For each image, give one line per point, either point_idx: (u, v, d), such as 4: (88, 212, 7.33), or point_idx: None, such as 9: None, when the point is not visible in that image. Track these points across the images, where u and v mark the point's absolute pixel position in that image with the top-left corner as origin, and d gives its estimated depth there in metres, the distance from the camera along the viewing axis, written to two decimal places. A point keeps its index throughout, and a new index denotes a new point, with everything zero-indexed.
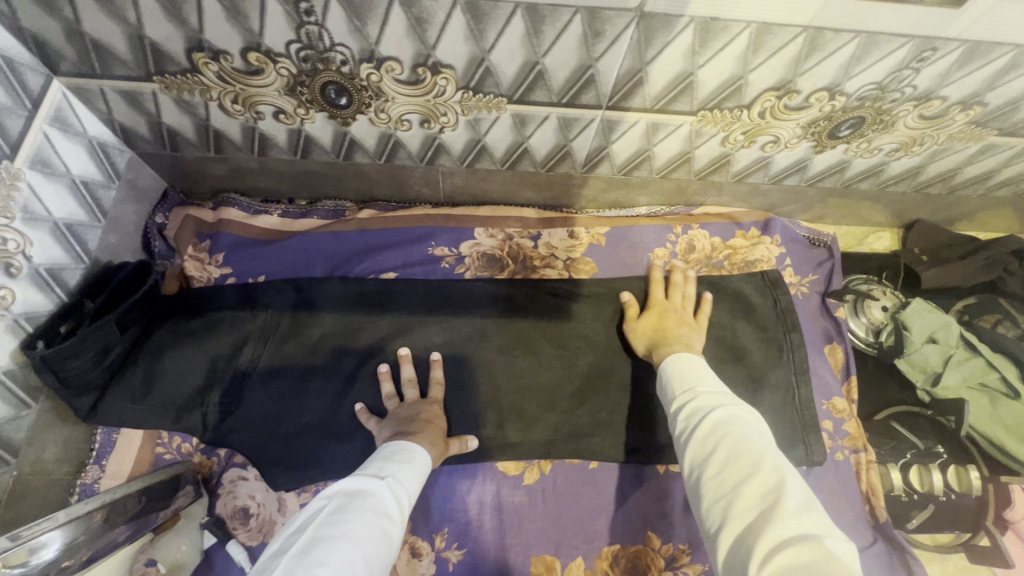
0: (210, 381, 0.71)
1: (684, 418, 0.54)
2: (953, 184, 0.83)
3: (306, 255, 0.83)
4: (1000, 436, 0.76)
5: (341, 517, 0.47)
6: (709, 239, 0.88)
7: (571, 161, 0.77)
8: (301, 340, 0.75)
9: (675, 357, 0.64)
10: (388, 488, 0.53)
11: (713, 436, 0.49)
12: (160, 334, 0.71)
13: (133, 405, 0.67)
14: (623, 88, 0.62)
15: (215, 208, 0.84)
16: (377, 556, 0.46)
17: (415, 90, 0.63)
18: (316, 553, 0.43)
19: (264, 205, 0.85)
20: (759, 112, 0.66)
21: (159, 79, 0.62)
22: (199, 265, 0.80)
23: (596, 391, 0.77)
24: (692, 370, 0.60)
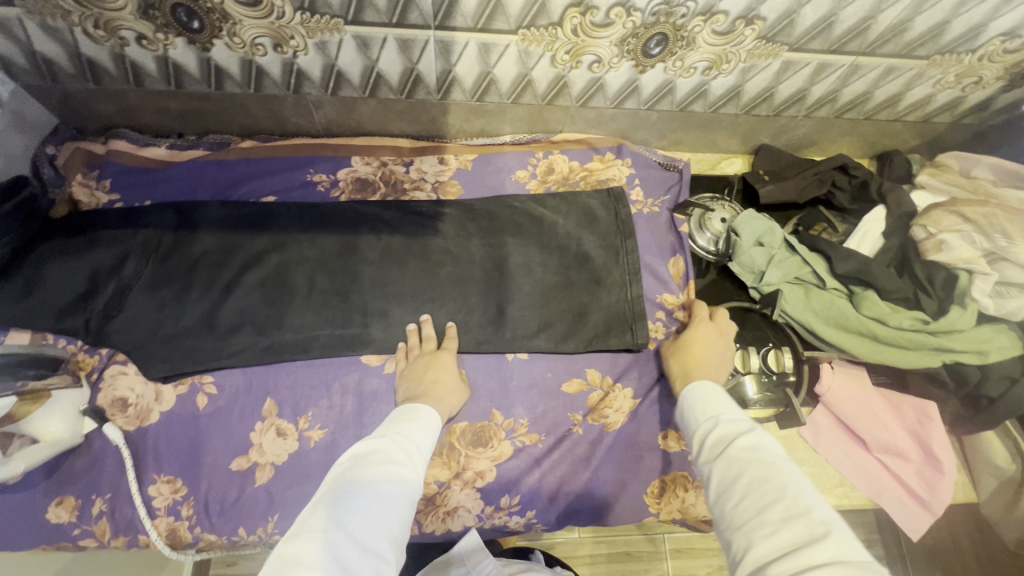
0: (93, 287, 0.78)
1: (710, 447, 0.55)
2: (776, 104, 0.93)
3: (188, 181, 0.89)
4: (809, 320, 0.87)
5: (356, 470, 0.54)
6: (568, 162, 0.96)
7: (425, 87, 0.86)
8: (181, 256, 0.82)
9: (693, 386, 0.65)
10: (398, 438, 0.60)
11: (739, 458, 0.50)
12: (43, 248, 0.78)
13: (16, 304, 0.75)
14: (441, 7, 0.71)
15: (106, 142, 0.91)
16: (392, 498, 0.53)
17: (257, 12, 0.71)
18: (339, 498, 0.50)
19: (153, 139, 0.93)
20: (571, 30, 0.76)
21: (20, 4, 0.69)
22: (88, 192, 0.86)
23: (456, 292, 0.85)
24: (708, 397, 0.62)
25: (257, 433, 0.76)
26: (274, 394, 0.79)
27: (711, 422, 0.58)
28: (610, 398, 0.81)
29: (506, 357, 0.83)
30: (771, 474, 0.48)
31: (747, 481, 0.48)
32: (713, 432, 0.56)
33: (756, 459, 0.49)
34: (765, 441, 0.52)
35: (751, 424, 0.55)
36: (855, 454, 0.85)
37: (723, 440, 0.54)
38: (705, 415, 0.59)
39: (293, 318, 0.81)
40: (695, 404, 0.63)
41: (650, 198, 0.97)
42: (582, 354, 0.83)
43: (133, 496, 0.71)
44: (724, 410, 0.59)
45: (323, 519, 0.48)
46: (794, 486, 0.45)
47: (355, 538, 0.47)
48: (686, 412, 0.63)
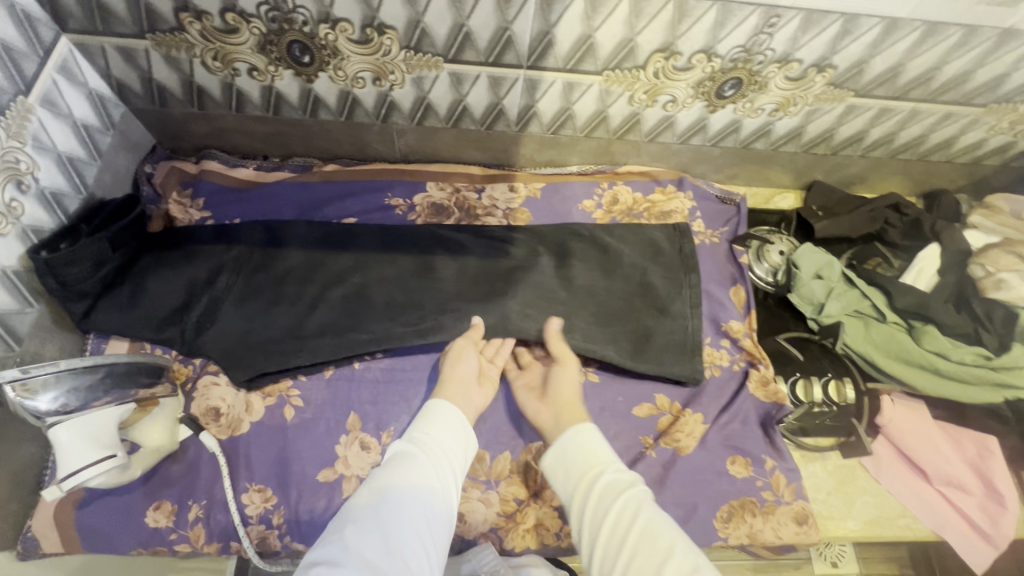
0: (188, 301, 0.80)
1: (595, 504, 0.58)
2: (834, 144, 0.98)
3: (276, 202, 0.94)
4: (869, 352, 0.89)
5: (387, 472, 0.58)
6: (632, 194, 1.01)
7: (505, 119, 0.91)
8: (271, 270, 0.84)
9: (574, 429, 0.67)
10: (422, 441, 0.63)
11: (627, 520, 0.55)
12: (145, 261, 0.81)
13: (123, 314, 0.77)
14: (537, 49, 0.76)
15: (197, 162, 0.95)
16: (413, 500, 0.55)
17: (366, 49, 0.76)
18: (368, 501, 0.54)
19: (241, 160, 0.97)
20: (654, 72, 0.80)
21: (151, 36, 0.74)
22: (184, 210, 0.91)
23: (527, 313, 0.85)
24: (585, 446, 0.65)
25: (342, 446, 0.79)
26: (357, 408, 0.81)
27: (587, 476, 0.61)
28: (682, 421, 0.84)
29: (579, 379, 0.85)
30: (657, 537, 0.53)
31: (635, 542, 0.53)
32: (598, 488, 0.59)
33: (642, 518, 0.54)
34: (649, 501, 0.57)
35: (635, 481, 0.60)
36: (916, 485, 0.87)
37: (613, 495, 0.58)
38: (587, 467, 0.62)
39: (370, 326, 0.82)
40: (576, 451, 0.65)
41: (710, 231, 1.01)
42: (651, 379, 0.86)
43: (228, 503, 0.74)
44: (604, 462, 0.63)
45: (351, 520, 0.52)
46: (678, 551, 0.51)
47: (384, 536, 0.50)
48: (564, 456, 0.65)
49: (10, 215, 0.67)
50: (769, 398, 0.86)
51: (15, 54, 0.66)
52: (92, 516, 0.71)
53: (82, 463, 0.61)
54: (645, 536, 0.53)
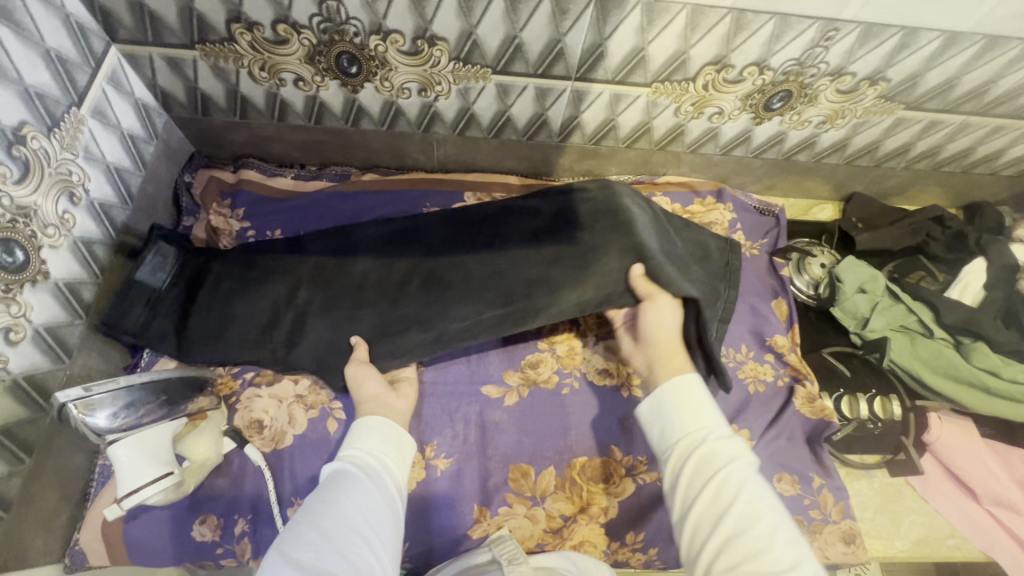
0: (274, 319, 0.79)
1: (691, 469, 0.54)
2: (878, 156, 0.96)
3: (315, 212, 0.93)
4: (917, 369, 0.88)
5: (321, 488, 0.56)
6: (671, 205, 1.00)
7: (548, 130, 0.90)
8: (345, 280, 0.81)
9: (677, 379, 0.62)
10: (353, 452, 0.61)
11: (723, 495, 0.51)
12: (230, 284, 0.80)
13: (214, 341, 0.77)
14: (588, 61, 0.75)
15: (235, 171, 0.95)
16: (352, 510, 0.53)
17: (415, 60, 0.75)
18: (305, 513, 0.52)
19: (279, 169, 0.97)
20: (703, 84, 0.80)
21: (200, 47, 0.74)
22: (224, 219, 0.90)
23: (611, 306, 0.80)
24: (686, 403, 0.59)
25: None
26: None
27: (686, 441, 0.57)
28: None
29: (621, 393, 0.85)
30: (759, 521, 0.49)
31: (732, 519, 0.49)
32: (694, 456, 0.55)
33: (741, 499, 0.50)
34: (750, 477, 0.52)
35: (735, 451, 0.55)
36: (965, 504, 0.86)
37: (709, 464, 0.54)
38: (687, 429, 0.58)
39: (455, 308, 0.77)
40: (674, 407, 0.60)
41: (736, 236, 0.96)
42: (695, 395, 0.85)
43: (273, 517, 0.73)
44: (708, 425, 0.57)
45: (293, 530, 0.50)
46: (778, 541, 0.47)
47: (320, 542, 0.48)
48: (661, 410, 0.61)
49: (63, 227, 0.67)
50: (814, 415, 0.84)
51: (69, 65, 0.66)
52: (139, 530, 0.70)
53: (141, 481, 0.60)
54: (742, 517, 0.49)
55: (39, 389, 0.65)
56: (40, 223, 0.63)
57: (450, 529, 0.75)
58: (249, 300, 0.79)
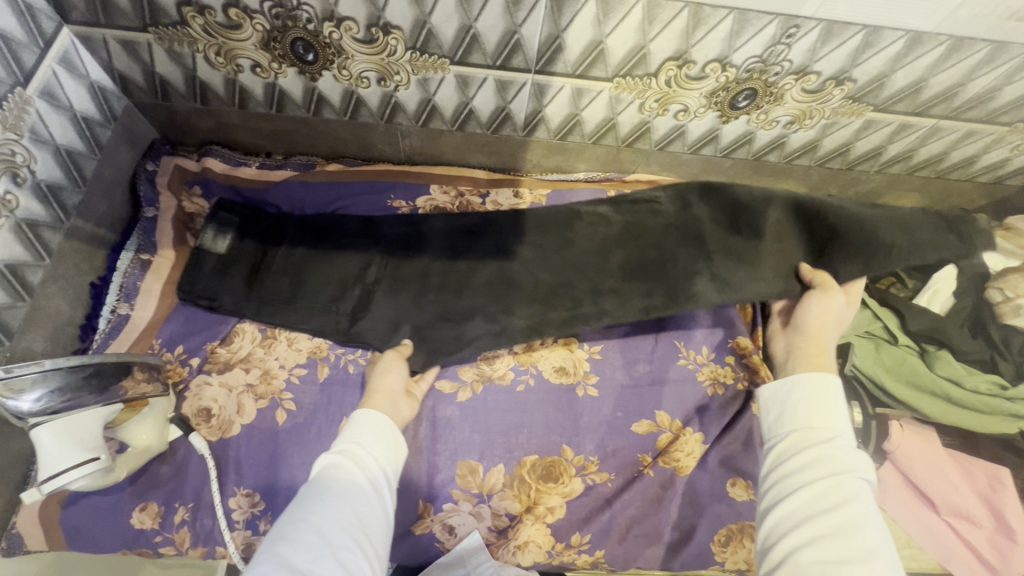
0: (342, 292, 0.83)
1: (804, 459, 0.55)
2: (850, 159, 0.95)
3: (282, 203, 0.92)
4: (880, 377, 0.87)
5: (314, 488, 0.56)
6: (639, 203, 0.99)
7: (512, 124, 0.89)
8: (411, 266, 0.85)
9: (810, 375, 0.62)
10: (346, 448, 0.61)
11: (835, 496, 0.50)
12: (298, 252, 0.85)
13: (288, 305, 0.82)
14: (546, 53, 0.74)
15: (200, 159, 0.92)
16: (348, 512, 0.53)
17: (371, 49, 0.74)
18: (297, 517, 0.52)
19: (244, 158, 0.94)
20: (666, 80, 0.78)
21: (153, 30, 0.73)
22: (191, 208, 0.89)
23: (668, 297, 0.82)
24: (822, 407, 0.59)
25: None
26: (349, 414, 0.80)
27: (811, 440, 0.56)
28: (682, 440, 0.82)
29: (577, 392, 0.83)
30: (860, 532, 0.48)
31: (833, 512, 0.49)
32: (813, 453, 0.55)
33: (851, 505, 0.49)
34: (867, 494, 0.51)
35: (860, 465, 0.53)
36: (922, 514, 0.85)
37: (825, 460, 0.54)
38: (808, 424, 0.58)
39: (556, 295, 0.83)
40: (801, 399, 0.61)
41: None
42: (652, 396, 0.84)
43: (215, 506, 0.73)
44: (834, 428, 0.57)
45: (281, 537, 0.50)
46: (876, 551, 0.46)
47: (314, 545, 0.49)
48: (790, 400, 0.62)
49: (4, 208, 0.66)
50: None
51: (13, 44, 0.65)
52: (78, 516, 0.70)
53: (63, 466, 0.60)
54: (842, 519, 0.49)
55: None
56: None
57: (397, 523, 0.75)
58: (316, 275, 0.84)
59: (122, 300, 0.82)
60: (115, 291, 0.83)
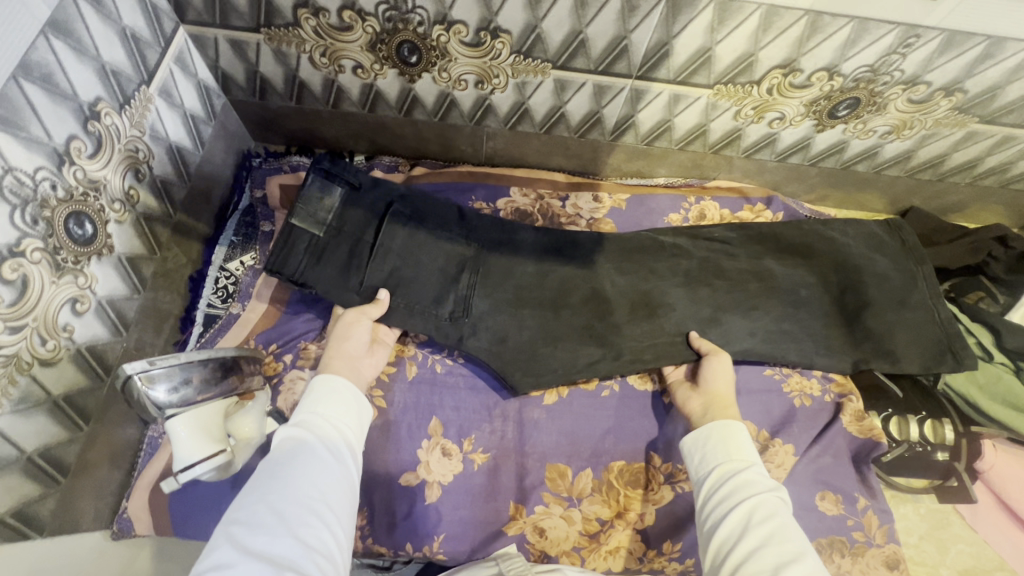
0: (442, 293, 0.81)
1: (726, 493, 0.58)
2: (943, 170, 0.93)
3: None
4: (974, 394, 0.85)
5: (271, 463, 0.53)
6: (719, 210, 0.98)
7: (601, 128, 0.88)
8: (512, 276, 0.85)
9: (728, 421, 0.67)
10: (301, 420, 0.60)
11: (759, 514, 0.54)
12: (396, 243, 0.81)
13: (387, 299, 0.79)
14: (652, 59, 0.74)
15: (292, 171, 0.94)
16: (301, 490, 0.50)
17: (476, 52, 0.75)
18: (251, 498, 0.49)
19: None
20: (768, 88, 0.77)
21: (265, 31, 0.74)
22: None
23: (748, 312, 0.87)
24: (731, 440, 0.64)
25: (424, 450, 0.79)
26: (440, 413, 0.81)
27: (733, 469, 0.61)
28: (772, 452, 0.81)
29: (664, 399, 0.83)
30: (785, 539, 0.51)
31: (764, 532, 0.52)
32: (733, 482, 0.59)
33: (774, 520, 0.53)
34: (788, 514, 0.55)
35: (773, 489, 0.57)
36: (1016, 537, 0.83)
37: (747, 489, 0.58)
38: (726, 460, 0.62)
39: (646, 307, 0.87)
40: (714, 443, 0.65)
41: (785, 240, 0.93)
42: (737, 406, 0.84)
43: None
44: (746, 461, 0.62)
45: (235, 519, 0.47)
46: (808, 558, 0.49)
47: (267, 533, 0.46)
48: (709, 442, 0.65)
49: (128, 203, 0.68)
50: (863, 434, 0.82)
51: (141, 43, 0.67)
52: (181, 504, 0.71)
53: (196, 457, 0.61)
54: (773, 539, 0.51)
55: (100, 360, 0.65)
56: (108, 198, 0.64)
57: (488, 522, 0.76)
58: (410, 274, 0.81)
59: (235, 301, 0.85)
60: (212, 286, 0.86)
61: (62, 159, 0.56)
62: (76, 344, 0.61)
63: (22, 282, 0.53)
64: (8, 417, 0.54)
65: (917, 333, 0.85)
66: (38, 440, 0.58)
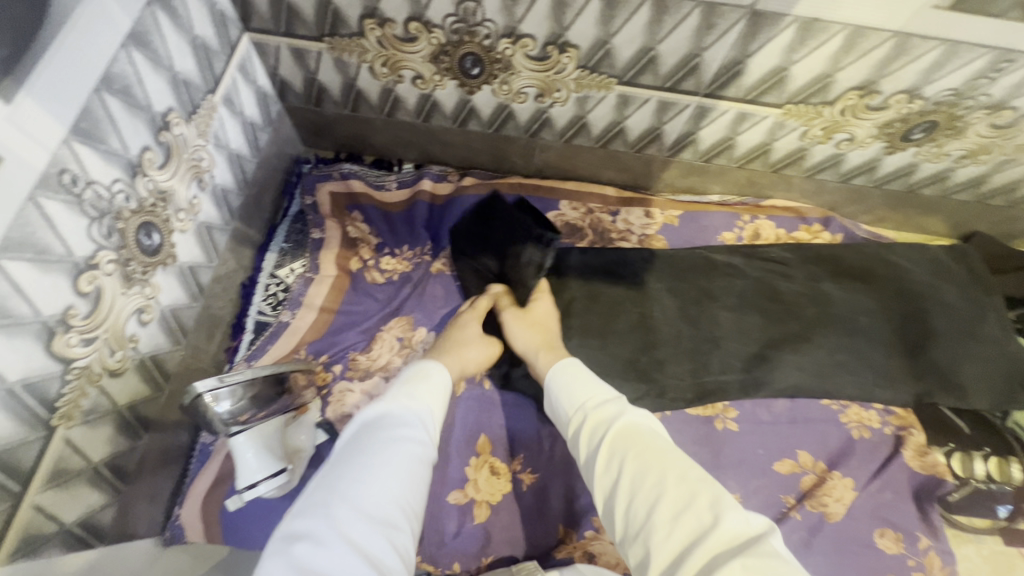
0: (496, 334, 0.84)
1: (589, 438, 0.58)
2: (1015, 196, 0.89)
3: (417, 224, 0.93)
4: None
5: (367, 441, 0.51)
6: (775, 229, 0.96)
7: (659, 144, 0.86)
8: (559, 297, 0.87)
9: (568, 364, 0.68)
10: (417, 415, 0.55)
11: (620, 450, 0.54)
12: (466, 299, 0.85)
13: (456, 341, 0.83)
14: (722, 77, 0.71)
15: (344, 179, 0.93)
16: (396, 490, 0.48)
17: (541, 65, 0.73)
18: (347, 474, 0.47)
19: (380, 177, 0.95)
20: (840, 109, 0.74)
21: (328, 40, 0.74)
22: (356, 231, 0.91)
23: (805, 337, 0.84)
24: (582, 382, 0.65)
25: (472, 468, 0.78)
26: (488, 431, 0.80)
27: (587, 409, 0.61)
28: (828, 485, 0.78)
29: (717, 426, 0.82)
30: (648, 469, 0.52)
31: (629, 470, 0.52)
32: (594, 423, 0.59)
33: (630, 455, 0.53)
34: (651, 436, 0.56)
35: (620, 412, 0.59)
36: None
37: (604, 425, 0.58)
38: (579, 404, 0.62)
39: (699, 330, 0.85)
40: (561, 390, 0.65)
41: (844, 264, 0.90)
42: (793, 436, 0.81)
43: None
44: (601, 396, 0.62)
45: (338, 509, 0.44)
46: (673, 482, 0.50)
47: (361, 523, 0.44)
48: (554, 392, 0.66)
49: (192, 213, 0.68)
50: (926, 470, 0.79)
51: (209, 52, 0.66)
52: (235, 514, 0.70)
53: (258, 475, 0.63)
54: (641, 479, 0.51)
55: (160, 369, 0.66)
56: (175, 208, 0.64)
57: (536, 544, 0.74)
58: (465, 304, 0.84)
59: (285, 308, 0.83)
60: (262, 293, 0.85)
61: (136, 171, 0.56)
62: (140, 354, 0.61)
63: (96, 295, 0.53)
64: (80, 429, 0.54)
65: (983, 367, 0.82)
66: (103, 450, 0.58)
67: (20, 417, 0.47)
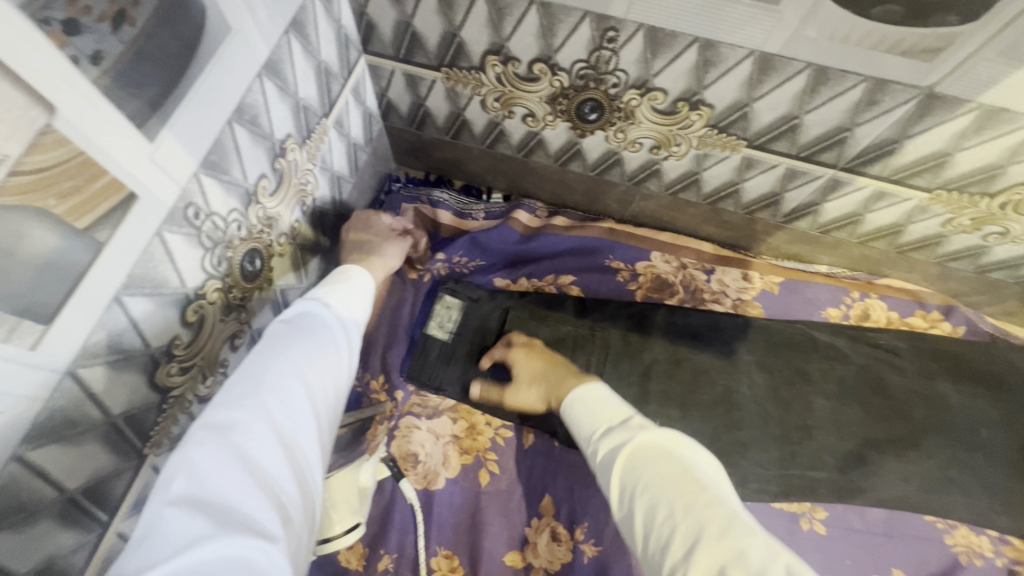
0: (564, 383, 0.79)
1: (602, 460, 0.52)
2: None
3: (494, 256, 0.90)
4: None
5: (259, 360, 0.47)
6: (886, 312, 0.86)
7: (775, 209, 0.80)
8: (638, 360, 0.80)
9: (583, 386, 0.60)
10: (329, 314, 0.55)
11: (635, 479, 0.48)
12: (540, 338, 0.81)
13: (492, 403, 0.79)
14: (869, 154, 0.64)
15: (430, 204, 0.91)
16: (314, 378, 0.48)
17: (666, 120, 0.68)
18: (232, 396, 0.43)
19: (467, 205, 0.92)
20: (1001, 203, 0.66)
21: (445, 71, 0.71)
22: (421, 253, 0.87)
23: (914, 442, 0.76)
24: (594, 402, 0.58)
25: (531, 529, 0.72)
26: (553, 490, 0.74)
27: (605, 432, 0.54)
28: None
29: (801, 525, 0.73)
30: (664, 505, 0.45)
31: (647, 502, 0.46)
32: (608, 447, 0.52)
33: (647, 488, 0.47)
34: (671, 459, 0.49)
35: (637, 433, 0.52)
36: None
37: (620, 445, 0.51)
38: (592, 425, 0.56)
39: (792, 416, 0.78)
40: (576, 408, 0.59)
41: (971, 365, 0.79)
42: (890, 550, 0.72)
43: (418, 562, 0.69)
44: (614, 413, 0.56)
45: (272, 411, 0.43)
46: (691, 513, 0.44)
47: (258, 442, 0.41)
48: (572, 419, 0.59)
49: (292, 236, 0.67)
50: None
51: (329, 75, 0.65)
52: None
53: None
54: (659, 512, 0.45)
55: None
56: (277, 233, 0.63)
57: None
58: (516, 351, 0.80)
59: None
60: None
61: (250, 200, 0.55)
62: None
63: (199, 324, 0.52)
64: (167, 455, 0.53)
65: None
66: None
67: (116, 448, 0.46)
